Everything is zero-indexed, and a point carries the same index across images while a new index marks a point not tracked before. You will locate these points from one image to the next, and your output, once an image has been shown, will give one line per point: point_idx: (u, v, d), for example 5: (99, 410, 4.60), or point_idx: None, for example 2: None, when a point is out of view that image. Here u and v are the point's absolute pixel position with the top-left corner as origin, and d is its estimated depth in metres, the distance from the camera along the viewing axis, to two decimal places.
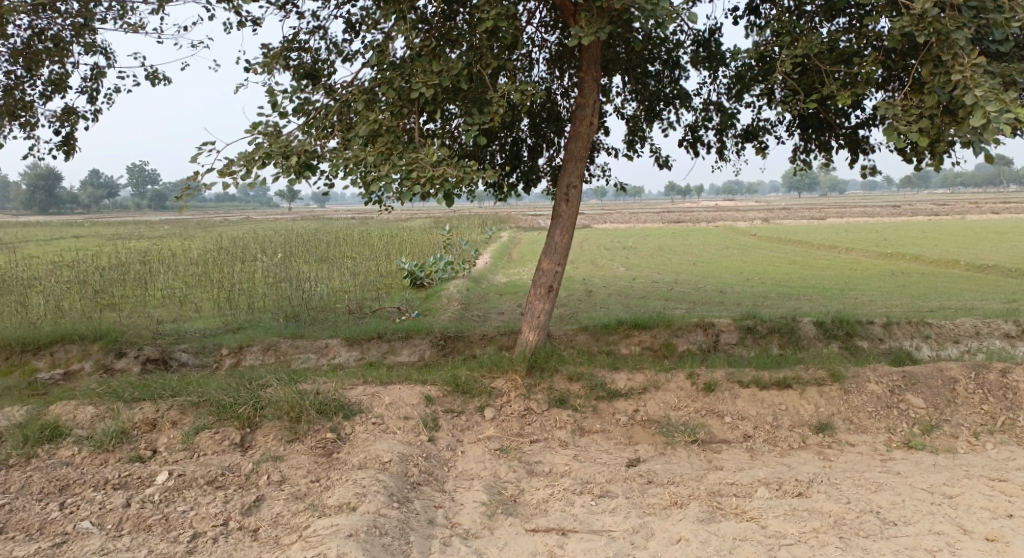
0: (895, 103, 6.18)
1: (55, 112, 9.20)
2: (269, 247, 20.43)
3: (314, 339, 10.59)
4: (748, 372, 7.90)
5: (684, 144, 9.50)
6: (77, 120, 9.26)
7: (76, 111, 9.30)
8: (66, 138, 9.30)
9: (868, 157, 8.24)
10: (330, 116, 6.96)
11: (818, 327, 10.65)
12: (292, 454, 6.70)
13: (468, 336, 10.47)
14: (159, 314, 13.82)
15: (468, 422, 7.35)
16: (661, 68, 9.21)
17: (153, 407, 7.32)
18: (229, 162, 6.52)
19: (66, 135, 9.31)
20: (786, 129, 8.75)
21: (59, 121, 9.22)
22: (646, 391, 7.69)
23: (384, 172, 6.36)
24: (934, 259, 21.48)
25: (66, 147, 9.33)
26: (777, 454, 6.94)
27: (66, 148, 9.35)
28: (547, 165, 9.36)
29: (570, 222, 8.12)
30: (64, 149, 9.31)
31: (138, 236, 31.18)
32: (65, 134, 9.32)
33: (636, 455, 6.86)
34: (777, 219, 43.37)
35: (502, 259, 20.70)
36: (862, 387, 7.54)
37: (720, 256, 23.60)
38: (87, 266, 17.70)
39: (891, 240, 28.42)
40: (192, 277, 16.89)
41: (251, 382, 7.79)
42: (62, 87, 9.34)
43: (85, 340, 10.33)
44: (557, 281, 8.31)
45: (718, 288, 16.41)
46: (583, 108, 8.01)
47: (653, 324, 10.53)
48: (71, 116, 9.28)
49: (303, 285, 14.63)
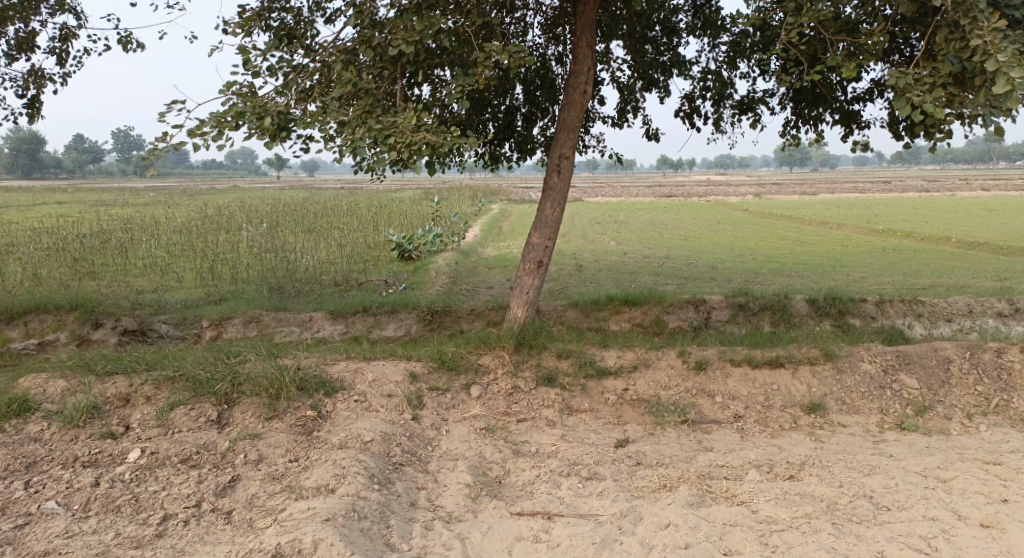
0: (907, 72, 5.94)
1: (21, 73, 8.81)
2: (255, 216, 20.05)
3: (298, 312, 10.31)
4: (740, 351, 7.71)
5: (679, 114, 9.22)
6: (44, 83, 8.87)
7: (43, 74, 8.91)
8: (32, 101, 8.92)
9: (863, 132, 8.00)
10: (310, 77, 6.63)
11: (810, 305, 10.48)
12: (270, 432, 6.48)
13: (455, 311, 10.25)
14: (140, 284, 13.49)
15: (453, 400, 7.15)
16: (658, 34, 8.91)
17: (127, 382, 7.06)
18: (200, 123, 6.16)
19: (32, 98, 8.92)
20: (780, 102, 8.48)
21: (24, 83, 8.83)
22: (636, 369, 7.50)
23: (363, 138, 6.05)
24: (924, 236, 21.36)
25: (30, 111, 8.96)
26: (768, 435, 6.78)
27: (31, 111, 8.97)
28: (540, 135, 9.07)
29: (562, 194, 7.86)
30: (28, 112, 8.93)
31: (123, 204, 30.63)
32: (31, 97, 8.94)
33: (624, 435, 6.68)
34: (768, 194, 43.13)
35: (492, 231, 20.42)
36: (855, 367, 7.37)
37: (711, 230, 23.40)
38: (67, 233, 17.29)
39: (881, 216, 28.30)
40: (175, 246, 16.53)
41: (229, 357, 7.54)
42: (28, 48, 8.95)
43: (61, 310, 10.02)
44: (547, 256, 8.07)
45: (709, 264, 16.21)
46: (577, 75, 7.71)
47: (643, 301, 10.32)
48: (38, 78, 8.88)
49: (288, 256, 14.33)
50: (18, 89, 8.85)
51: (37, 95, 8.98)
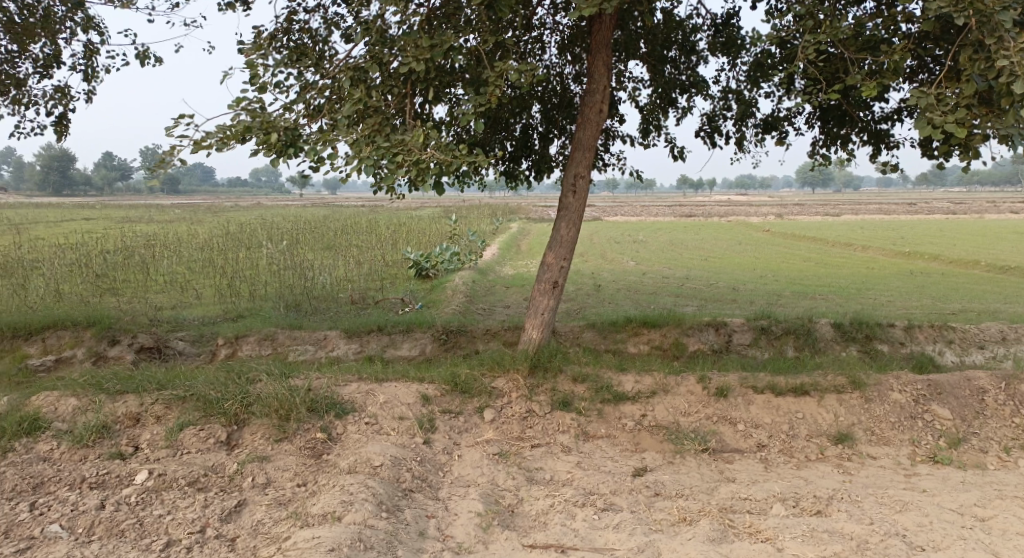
0: (929, 92, 5.74)
1: (50, 92, 8.83)
2: (275, 233, 20.09)
3: (313, 330, 10.20)
4: (763, 377, 7.48)
5: (700, 134, 9.06)
6: (72, 100, 8.90)
7: (69, 91, 8.94)
8: (61, 118, 8.94)
9: (893, 151, 7.79)
10: (322, 93, 6.58)
11: (836, 329, 10.21)
12: (279, 455, 6.34)
13: (471, 331, 10.10)
14: (159, 301, 13.48)
15: (466, 424, 6.98)
16: (678, 53, 8.78)
17: (137, 401, 6.97)
18: (206, 135, 6.13)
19: (60, 114, 8.94)
20: (806, 121, 8.30)
21: (52, 100, 8.86)
22: (655, 394, 7.29)
23: (371, 156, 5.98)
24: (953, 259, 20.93)
25: (59, 127, 8.96)
26: (793, 466, 6.54)
27: (61, 128, 8.97)
28: (557, 154, 8.94)
29: (578, 214, 7.71)
30: (57, 129, 8.94)
31: (147, 220, 30.91)
32: (59, 114, 8.95)
33: (643, 464, 6.47)
34: (792, 215, 42.69)
35: (511, 250, 20.29)
36: (884, 396, 7.12)
37: (734, 251, 23.11)
38: (89, 248, 17.38)
39: (907, 238, 27.84)
40: (195, 262, 16.55)
41: (241, 376, 7.43)
42: (55, 66, 8.98)
43: (78, 325, 9.90)
44: (562, 277, 7.90)
45: (730, 285, 15.95)
46: (593, 94, 7.58)
47: (663, 323, 10.11)
48: (66, 95, 8.92)
49: (306, 272, 14.26)
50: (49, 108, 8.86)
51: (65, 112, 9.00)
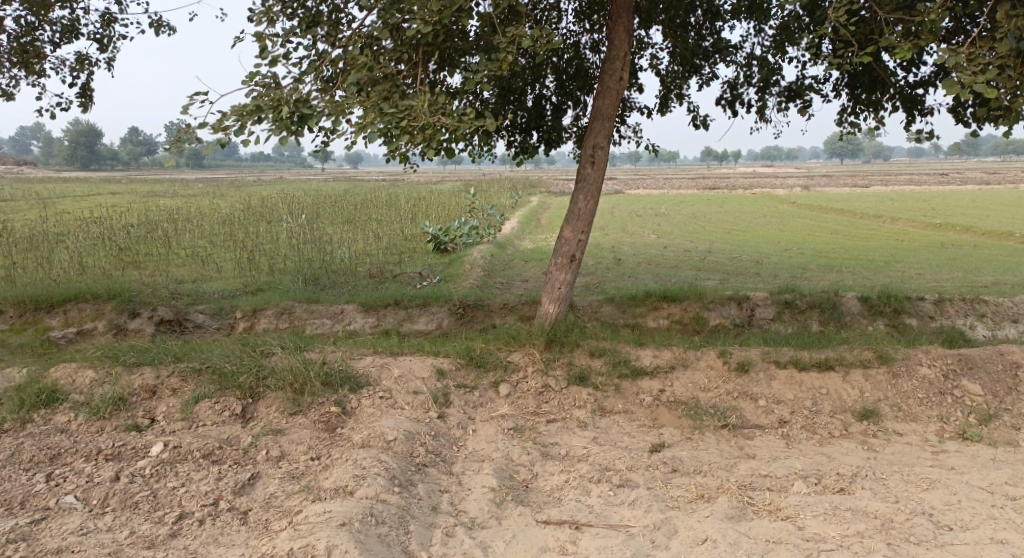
0: (960, 51, 5.52)
1: (72, 62, 8.81)
2: (295, 208, 20.06)
3: (330, 304, 10.14)
4: (786, 352, 7.31)
5: (721, 103, 8.81)
6: (91, 68, 8.85)
7: (89, 60, 8.90)
8: (83, 88, 8.94)
9: (927, 119, 7.51)
10: (334, 64, 6.43)
11: (862, 303, 9.97)
12: (293, 429, 6.30)
13: (488, 305, 9.99)
14: (180, 274, 13.51)
15: (481, 398, 6.90)
16: (701, 19, 8.51)
17: (153, 374, 6.95)
18: (223, 116, 6.02)
19: (83, 84, 8.93)
20: (835, 88, 8.02)
21: (74, 70, 8.83)
22: (673, 369, 7.15)
23: (378, 123, 5.83)
24: (985, 231, 20.42)
25: (82, 98, 8.97)
26: (815, 442, 6.38)
27: (83, 99, 8.98)
28: (570, 125, 8.74)
29: (596, 186, 7.53)
30: (80, 100, 8.94)
31: (171, 195, 31.11)
32: (81, 84, 8.94)
33: (661, 439, 6.35)
34: (819, 187, 42.00)
35: (531, 224, 20.13)
36: (911, 372, 6.93)
37: (758, 224, 22.75)
38: (113, 223, 17.46)
39: (937, 209, 27.24)
40: (217, 236, 16.56)
41: (256, 349, 7.38)
42: (75, 36, 8.93)
43: (99, 299, 9.90)
44: (580, 250, 7.74)
45: (754, 259, 15.69)
46: (613, 61, 7.35)
47: (683, 296, 9.93)
48: (86, 64, 8.87)
49: (325, 246, 14.22)
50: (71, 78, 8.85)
51: (86, 82, 8.98)
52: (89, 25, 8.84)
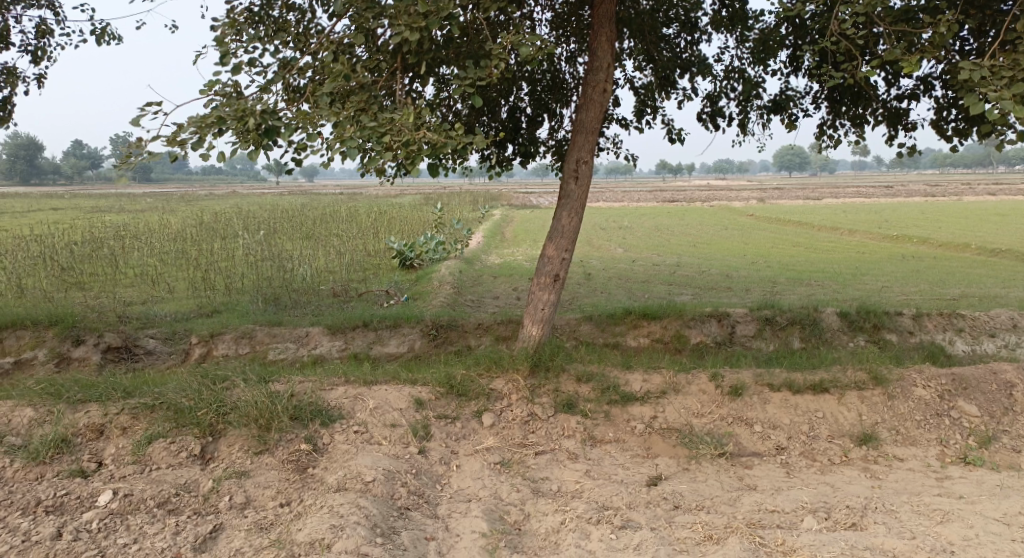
0: (984, 63, 5.29)
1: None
2: (252, 223, 19.31)
3: (293, 327, 9.52)
4: (779, 374, 7.02)
5: (702, 116, 8.52)
6: (18, 83, 8.21)
7: (17, 73, 8.26)
8: (5, 101, 8.28)
9: (910, 133, 7.31)
10: (304, 72, 5.94)
11: (842, 318, 9.77)
12: (260, 470, 5.79)
13: (461, 325, 9.53)
14: (129, 296, 12.73)
15: (463, 430, 6.44)
16: (678, 31, 8.22)
17: (101, 411, 6.33)
18: (178, 127, 5.47)
19: (4, 98, 8.28)
20: (816, 101, 7.79)
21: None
22: (664, 394, 6.80)
23: (356, 136, 5.37)
24: (943, 242, 20.64)
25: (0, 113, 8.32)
26: (816, 470, 6.08)
27: (3, 113, 8.32)
28: (547, 138, 8.39)
29: (580, 202, 7.15)
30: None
31: (119, 210, 29.89)
32: (3, 98, 8.29)
33: (657, 471, 5.99)
34: (773, 199, 42.50)
35: (495, 238, 19.72)
36: (908, 393, 6.66)
37: (721, 237, 22.69)
38: (56, 241, 16.52)
39: (892, 221, 27.63)
40: (169, 254, 15.75)
41: (216, 381, 6.80)
42: (5, 46, 8.26)
43: (40, 325, 9.13)
44: (564, 269, 7.33)
45: (724, 272, 15.51)
46: (596, 72, 7.00)
47: (663, 314, 9.60)
48: (11, 79, 8.22)
49: (285, 264, 13.57)
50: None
51: (9, 95, 8.33)
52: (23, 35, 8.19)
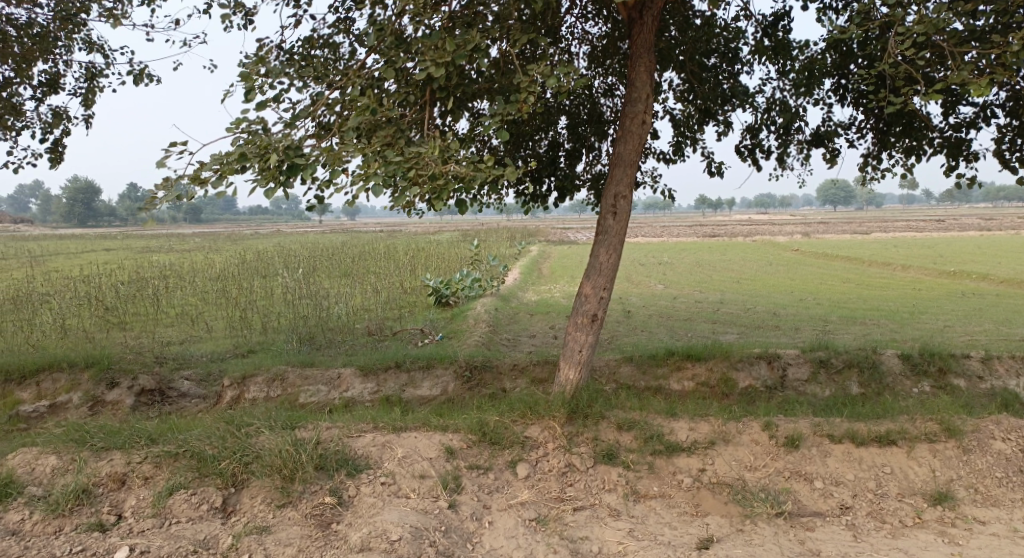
0: None
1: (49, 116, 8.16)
2: (291, 261, 19.27)
3: (325, 368, 9.22)
4: (840, 424, 6.53)
5: (741, 149, 8.10)
6: (68, 125, 8.21)
7: (67, 115, 8.26)
8: (56, 143, 8.29)
9: (970, 165, 6.81)
10: (332, 108, 5.73)
11: (904, 361, 9.16)
12: (282, 525, 5.46)
13: (496, 367, 9.16)
14: (168, 335, 12.59)
15: (497, 482, 6.03)
16: (719, 62, 7.88)
17: (124, 459, 6.07)
18: (200, 165, 5.32)
19: (56, 140, 8.28)
20: (861, 131, 7.34)
21: (48, 126, 8.18)
22: (713, 445, 6.34)
23: (381, 173, 5.11)
24: (1004, 278, 19.72)
25: (53, 154, 8.31)
26: (886, 534, 5.56)
27: (54, 155, 8.32)
28: (585, 173, 8.07)
29: (619, 238, 6.77)
30: (51, 156, 8.29)
31: (164, 249, 30.29)
32: (55, 140, 8.29)
33: (708, 532, 5.52)
34: (818, 233, 41.47)
35: (532, 275, 19.36)
36: (985, 447, 6.19)
37: (766, 273, 22.02)
38: (100, 280, 16.61)
39: (947, 255, 26.59)
40: (208, 293, 15.70)
41: (240, 427, 6.51)
42: (55, 89, 8.29)
43: (75, 367, 8.96)
44: (602, 309, 6.91)
45: (770, 310, 14.91)
46: (635, 103, 6.66)
47: (708, 356, 9.10)
48: (62, 120, 8.22)
49: (321, 302, 13.38)
50: (47, 133, 8.19)
51: (60, 138, 8.33)
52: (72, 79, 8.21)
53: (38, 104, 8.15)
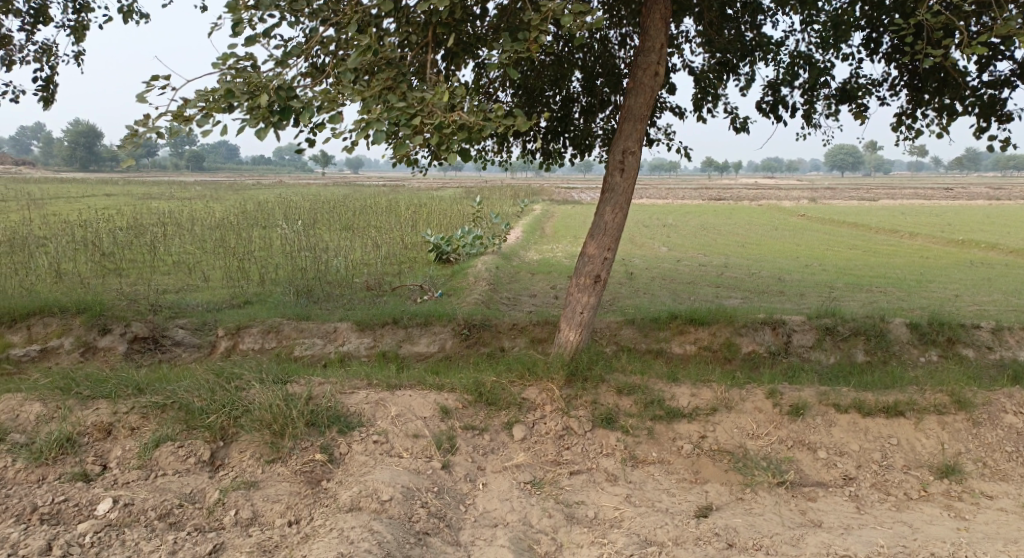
0: None
1: (37, 51, 7.85)
2: (292, 213, 18.97)
3: (322, 321, 9.02)
4: (847, 393, 6.38)
5: (762, 106, 7.80)
6: (57, 61, 7.91)
7: (56, 51, 7.95)
8: (46, 81, 8.01)
9: (1003, 126, 6.56)
10: (327, 48, 5.45)
11: (912, 330, 8.97)
12: (270, 482, 5.32)
13: (496, 325, 8.96)
14: (164, 283, 12.37)
15: (492, 443, 5.89)
16: (740, 12, 7.53)
17: (110, 409, 5.92)
18: (185, 102, 5.05)
19: (46, 77, 8.00)
20: (894, 89, 7.08)
21: (37, 62, 7.88)
22: (715, 412, 6.17)
23: (382, 117, 4.84)
24: (1014, 249, 19.42)
25: (44, 92, 8.03)
26: (890, 507, 5.44)
27: (44, 92, 8.04)
28: (599, 129, 7.79)
29: (626, 196, 6.52)
30: (42, 95, 8.01)
31: (167, 198, 29.99)
32: (45, 77, 8.00)
33: (707, 500, 5.39)
34: (824, 199, 41.07)
35: (535, 234, 19.09)
36: (995, 420, 6.06)
37: (772, 238, 21.71)
38: (98, 226, 16.32)
39: (956, 225, 26.23)
40: (207, 242, 15.43)
41: (231, 380, 6.33)
42: (43, 22, 7.95)
43: (67, 313, 8.75)
44: (605, 270, 6.67)
45: (776, 275, 14.67)
46: (648, 53, 6.34)
47: (712, 320, 8.90)
48: (51, 56, 7.92)
49: (320, 254, 13.14)
50: (36, 69, 7.90)
51: (51, 75, 8.04)
52: (60, 12, 7.88)
53: (25, 38, 7.83)
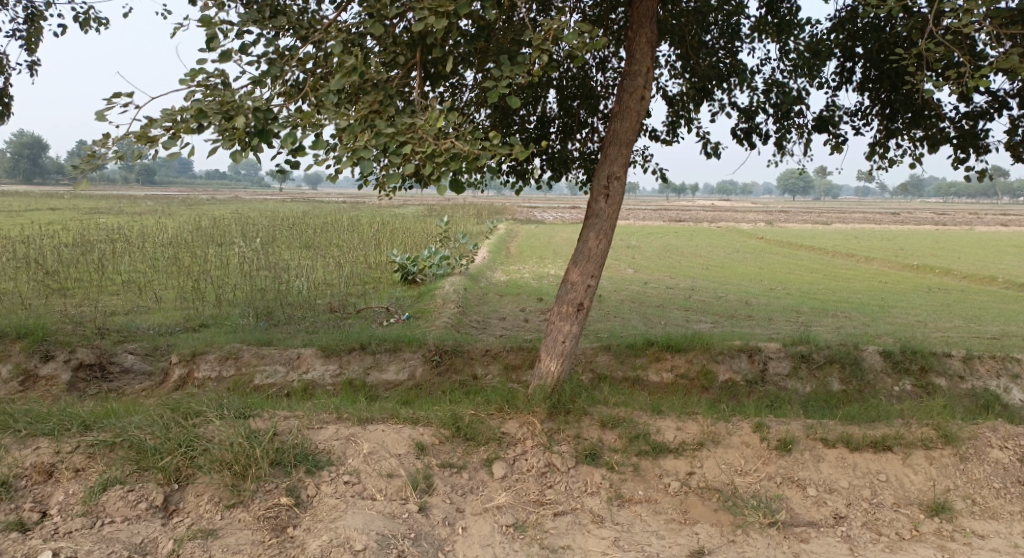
0: None
1: None
2: (250, 231, 18.34)
3: (284, 347, 8.55)
4: (834, 427, 6.22)
5: (736, 133, 7.66)
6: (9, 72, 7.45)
7: (8, 62, 7.48)
8: (1, 95, 7.55)
9: (983, 156, 6.49)
10: (303, 65, 5.11)
11: (885, 358, 8.88)
12: (230, 529, 4.92)
13: (467, 352, 8.62)
14: (113, 305, 11.71)
15: (470, 482, 5.55)
16: (717, 37, 7.42)
17: (53, 448, 5.42)
18: (149, 122, 4.67)
19: (0, 90, 7.54)
20: (866, 118, 6.99)
21: None
22: (702, 447, 5.95)
23: (368, 145, 4.56)
24: (967, 274, 19.80)
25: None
26: (884, 548, 5.24)
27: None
28: (575, 152, 7.56)
29: (611, 223, 6.28)
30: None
31: (116, 213, 28.97)
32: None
33: (697, 544, 5.14)
34: (780, 222, 41.76)
35: (500, 254, 18.79)
36: (983, 455, 5.94)
37: (734, 260, 21.79)
38: (43, 242, 15.50)
39: (909, 249, 26.73)
40: (160, 259, 14.76)
41: (188, 416, 5.87)
42: None
43: (6, 338, 8.14)
44: (588, 298, 6.40)
45: (743, 299, 14.62)
46: (634, 77, 6.15)
47: (688, 346, 8.70)
48: (4, 68, 7.45)
49: (280, 275, 12.64)
50: None
51: (4, 87, 7.58)
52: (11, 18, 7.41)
53: None
